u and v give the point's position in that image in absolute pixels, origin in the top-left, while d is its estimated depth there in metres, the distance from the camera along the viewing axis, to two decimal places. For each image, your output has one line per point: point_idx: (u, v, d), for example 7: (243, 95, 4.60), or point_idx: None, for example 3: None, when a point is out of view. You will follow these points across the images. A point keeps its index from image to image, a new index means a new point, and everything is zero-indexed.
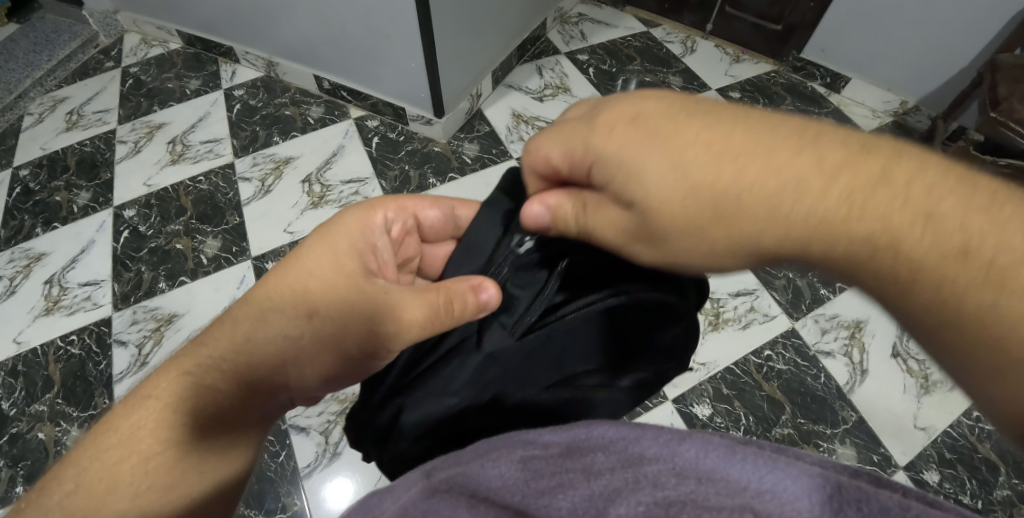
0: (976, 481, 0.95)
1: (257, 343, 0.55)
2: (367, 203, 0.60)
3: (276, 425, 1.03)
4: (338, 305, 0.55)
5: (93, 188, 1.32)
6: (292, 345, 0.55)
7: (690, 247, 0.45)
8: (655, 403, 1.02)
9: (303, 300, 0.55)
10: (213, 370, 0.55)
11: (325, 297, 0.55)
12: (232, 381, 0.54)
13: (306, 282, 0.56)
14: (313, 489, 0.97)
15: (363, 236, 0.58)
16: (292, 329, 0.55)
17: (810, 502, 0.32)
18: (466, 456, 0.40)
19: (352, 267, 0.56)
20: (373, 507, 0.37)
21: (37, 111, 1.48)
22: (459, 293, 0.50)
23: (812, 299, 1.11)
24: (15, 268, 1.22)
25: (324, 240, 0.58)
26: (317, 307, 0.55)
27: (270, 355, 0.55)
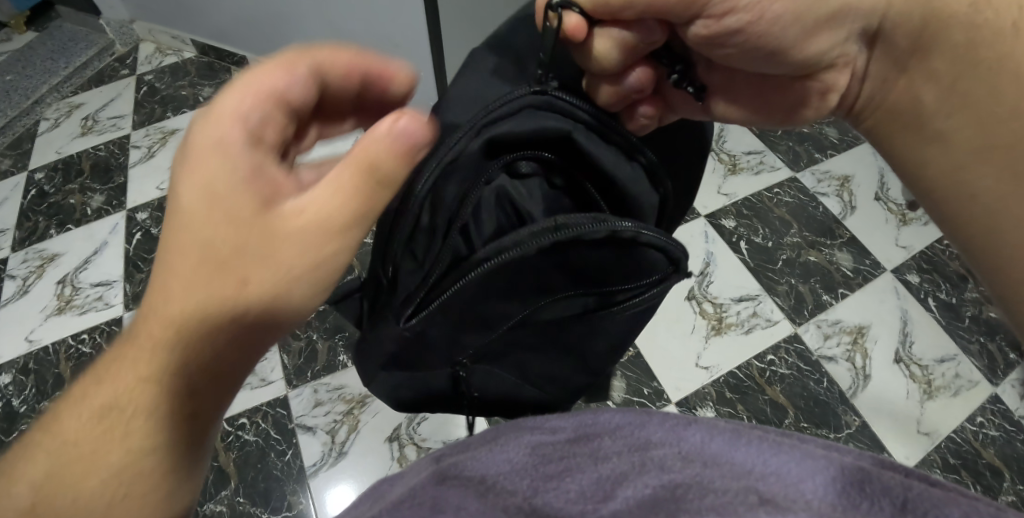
0: (980, 487, 0.96)
1: (136, 341, 0.39)
2: (209, 104, 0.40)
3: (284, 423, 1.04)
4: (228, 258, 0.38)
5: (107, 191, 1.35)
6: (186, 331, 0.39)
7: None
8: (658, 406, 1.03)
9: (180, 264, 0.39)
10: (111, 380, 0.40)
11: (197, 246, 0.38)
12: (153, 393, 0.39)
13: (193, 222, 0.38)
14: (318, 488, 0.98)
15: (226, 152, 0.39)
16: (174, 294, 0.39)
17: (814, 484, 0.31)
18: (477, 442, 0.41)
19: (229, 201, 0.39)
20: (385, 490, 0.39)
21: (53, 116, 1.51)
22: (372, 141, 0.39)
23: (815, 305, 1.12)
24: (29, 268, 1.24)
25: (180, 170, 0.39)
26: (199, 266, 0.38)
27: (171, 349, 0.39)
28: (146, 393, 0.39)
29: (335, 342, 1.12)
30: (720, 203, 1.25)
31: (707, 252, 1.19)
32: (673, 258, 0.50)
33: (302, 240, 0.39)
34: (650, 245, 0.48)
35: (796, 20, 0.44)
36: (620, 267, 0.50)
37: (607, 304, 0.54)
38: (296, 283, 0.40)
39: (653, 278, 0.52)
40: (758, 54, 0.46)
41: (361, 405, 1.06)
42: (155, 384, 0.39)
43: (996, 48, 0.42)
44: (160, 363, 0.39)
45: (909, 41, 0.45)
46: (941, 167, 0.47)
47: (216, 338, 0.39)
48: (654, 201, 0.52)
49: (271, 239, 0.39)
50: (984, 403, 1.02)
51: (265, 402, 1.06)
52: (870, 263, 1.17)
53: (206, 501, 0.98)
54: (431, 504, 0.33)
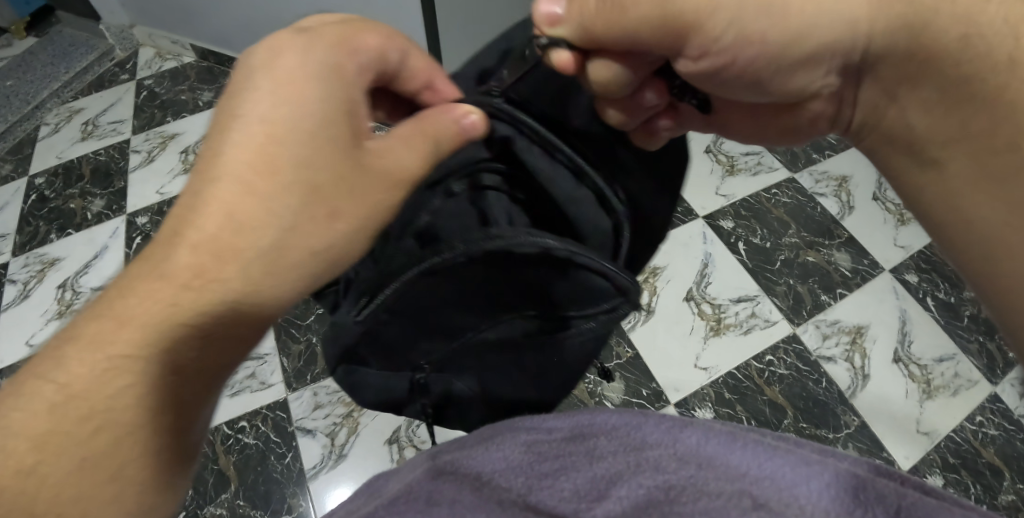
0: (979, 486, 0.96)
1: (195, 245, 0.39)
2: (306, 33, 0.43)
3: (283, 426, 1.04)
4: (312, 189, 0.41)
5: (107, 195, 1.35)
6: (253, 252, 0.40)
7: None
8: (657, 407, 1.03)
9: (264, 179, 0.40)
10: (161, 283, 0.39)
11: (275, 176, 0.40)
12: (207, 322, 0.40)
13: (285, 150, 0.40)
14: (318, 490, 0.98)
15: (332, 89, 0.42)
16: (243, 221, 0.40)
17: (809, 489, 0.31)
18: (473, 440, 0.41)
19: (324, 134, 0.41)
20: (380, 485, 0.39)
21: (54, 121, 1.52)
22: (440, 117, 0.44)
23: (813, 306, 1.12)
24: (30, 272, 1.25)
25: (268, 83, 0.41)
26: (282, 189, 0.40)
27: (236, 277, 0.40)
28: (200, 323, 0.40)
29: None
30: (717, 204, 1.25)
31: (706, 252, 1.19)
32: (621, 288, 0.48)
33: (380, 184, 0.44)
34: (588, 272, 0.47)
35: (771, 62, 0.46)
36: (565, 289, 0.50)
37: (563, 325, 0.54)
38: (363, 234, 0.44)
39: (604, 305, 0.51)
40: (745, 87, 0.49)
41: (361, 408, 1.06)
42: (211, 305, 0.40)
43: (991, 82, 0.41)
44: (206, 287, 0.39)
45: (893, 73, 0.45)
46: (936, 191, 0.47)
47: (278, 269, 0.41)
48: (603, 228, 0.52)
49: (359, 186, 0.43)
50: (984, 402, 1.02)
51: (265, 405, 1.06)
52: (868, 263, 1.17)
53: (206, 504, 0.98)
54: (427, 499, 0.34)
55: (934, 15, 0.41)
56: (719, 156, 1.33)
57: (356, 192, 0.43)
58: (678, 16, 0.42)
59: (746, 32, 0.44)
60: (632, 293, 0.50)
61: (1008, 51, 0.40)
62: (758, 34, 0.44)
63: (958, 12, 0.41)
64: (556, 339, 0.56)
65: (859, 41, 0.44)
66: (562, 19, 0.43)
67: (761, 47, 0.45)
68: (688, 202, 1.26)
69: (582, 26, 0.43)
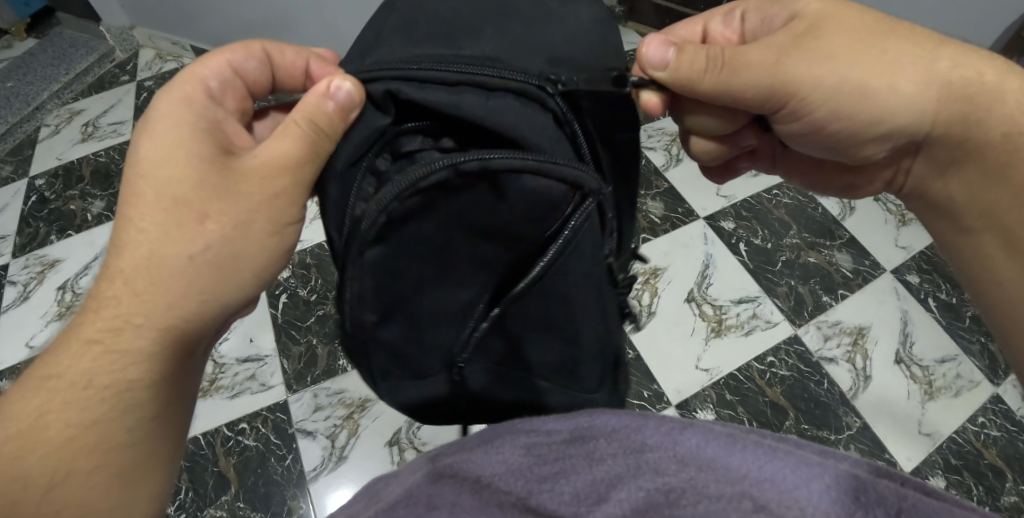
0: (982, 487, 0.96)
1: (123, 272, 0.46)
2: (175, 78, 0.49)
3: (283, 429, 1.04)
4: (180, 200, 0.46)
5: (108, 197, 1.35)
6: (150, 264, 0.46)
7: (849, 67, 0.50)
8: (658, 408, 1.02)
9: (148, 204, 0.46)
10: (94, 309, 0.46)
11: (159, 199, 0.46)
12: (124, 330, 0.46)
13: (163, 170, 0.46)
14: (319, 492, 0.98)
15: (188, 119, 0.47)
16: (145, 248, 0.46)
17: (810, 491, 0.31)
18: (472, 443, 0.41)
19: (190, 155, 0.46)
20: (380, 489, 0.39)
21: (54, 123, 1.52)
22: (302, 112, 0.46)
23: (814, 307, 1.12)
24: (30, 274, 1.25)
25: (145, 131, 0.47)
26: (166, 204, 0.46)
27: (142, 291, 0.46)
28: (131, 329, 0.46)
29: (335, 347, 1.12)
30: (718, 205, 1.25)
31: (706, 253, 1.19)
32: (570, 184, 0.46)
33: (257, 177, 0.47)
34: (534, 173, 0.44)
35: (852, 136, 0.54)
36: (524, 218, 0.47)
37: (551, 273, 0.51)
38: (249, 222, 0.47)
39: (575, 218, 0.48)
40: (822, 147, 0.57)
41: (362, 410, 1.06)
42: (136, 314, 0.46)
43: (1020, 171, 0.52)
44: (130, 304, 0.46)
45: (949, 153, 0.55)
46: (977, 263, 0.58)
47: (171, 274, 0.46)
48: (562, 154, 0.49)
49: (229, 185, 0.46)
50: (986, 403, 1.02)
51: (265, 407, 1.06)
52: (870, 264, 1.17)
53: (206, 506, 0.98)
54: (427, 502, 0.34)
55: (986, 114, 0.52)
56: None
57: (240, 191, 0.47)
58: (782, 86, 0.50)
59: (837, 111, 0.52)
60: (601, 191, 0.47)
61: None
62: (848, 115, 0.52)
63: (1005, 114, 0.52)
64: (554, 295, 0.53)
65: (928, 124, 0.53)
66: (671, 63, 0.50)
67: (848, 123, 0.53)
68: (689, 203, 1.26)
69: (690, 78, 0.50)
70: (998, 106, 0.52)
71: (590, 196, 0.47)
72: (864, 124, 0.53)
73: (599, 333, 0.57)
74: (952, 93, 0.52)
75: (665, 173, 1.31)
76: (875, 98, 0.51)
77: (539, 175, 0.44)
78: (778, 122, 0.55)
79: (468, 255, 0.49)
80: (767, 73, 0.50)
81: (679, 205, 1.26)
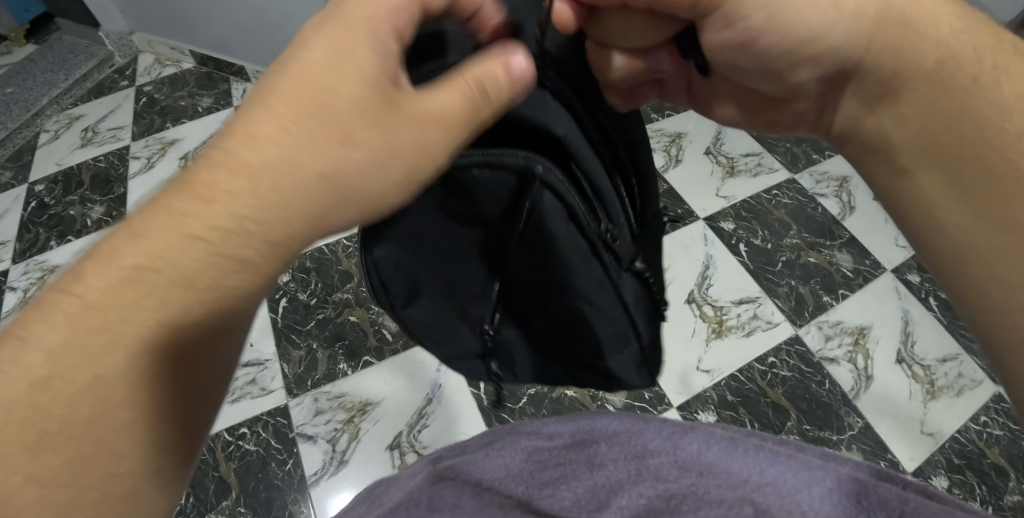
0: (985, 487, 0.95)
1: (223, 171, 0.37)
2: None
3: (284, 433, 1.04)
4: (333, 119, 0.38)
5: (107, 202, 1.35)
6: (273, 176, 0.37)
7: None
8: (660, 410, 1.02)
9: (299, 104, 0.37)
10: (192, 214, 0.37)
11: (318, 109, 0.38)
12: (231, 236, 0.37)
13: (328, 76, 0.38)
14: (319, 497, 0.98)
15: (366, 28, 0.38)
16: (280, 158, 0.37)
17: (811, 495, 0.31)
18: (474, 445, 0.41)
19: (358, 69, 0.38)
20: (381, 493, 0.39)
21: (54, 128, 1.52)
22: (486, 64, 0.39)
23: (815, 307, 1.12)
24: (30, 279, 1.24)
25: (322, 25, 0.39)
26: (320, 121, 0.38)
27: (262, 205, 0.37)
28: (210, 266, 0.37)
29: (335, 351, 1.12)
30: (718, 206, 1.25)
31: (706, 254, 1.18)
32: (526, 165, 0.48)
33: (425, 124, 0.40)
34: (504, 165, 0.48)
35: (784, 55, 0.45)
36: (490, 201, 0.50)
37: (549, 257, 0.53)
38: (386, 168, 0.40)
39: (525, 202, 0.49)
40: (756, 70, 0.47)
41: (362, 413, 1.06)
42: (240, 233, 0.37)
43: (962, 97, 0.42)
44: (235, 205, 0.36)
45: (877, 86, 0.45)
46: (916, 217, 0.45)
47: (294, 201, 0.37)
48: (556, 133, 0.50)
49: (387, 120, 0.39)
50: (989, 402, 1.02)
51: (265, 412, 1.06)
52: (870, 263, 1.16)
53: (206, 512, 0.97)
54: (428, 505, 0.33)
55: (919, 39, 0.43)
56: (717, 158, 1.33)
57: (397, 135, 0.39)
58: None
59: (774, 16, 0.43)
60: (568, 196, 0.49)
61: (972, 73, 0.42)
62: (785, 26, 0.43)
63: (938, 40, 0.43)
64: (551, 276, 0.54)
65: (858, 49, 0.44)
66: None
67: (783, 39, 0.44)
68: (689, 204, 1.26)
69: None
70: (939, 25, 0.43)
71: (536, 180, 0.48)
72: (795, 46, 0.44)
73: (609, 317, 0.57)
74: (888, 19, 0.43)
75: (664, 174, 1.31)
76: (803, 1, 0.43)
77: (494, 167, 0.48)
78: (706, 30, 0.45)
79: (465, 241, 0.54)
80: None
81: (678, 206, 1.26)
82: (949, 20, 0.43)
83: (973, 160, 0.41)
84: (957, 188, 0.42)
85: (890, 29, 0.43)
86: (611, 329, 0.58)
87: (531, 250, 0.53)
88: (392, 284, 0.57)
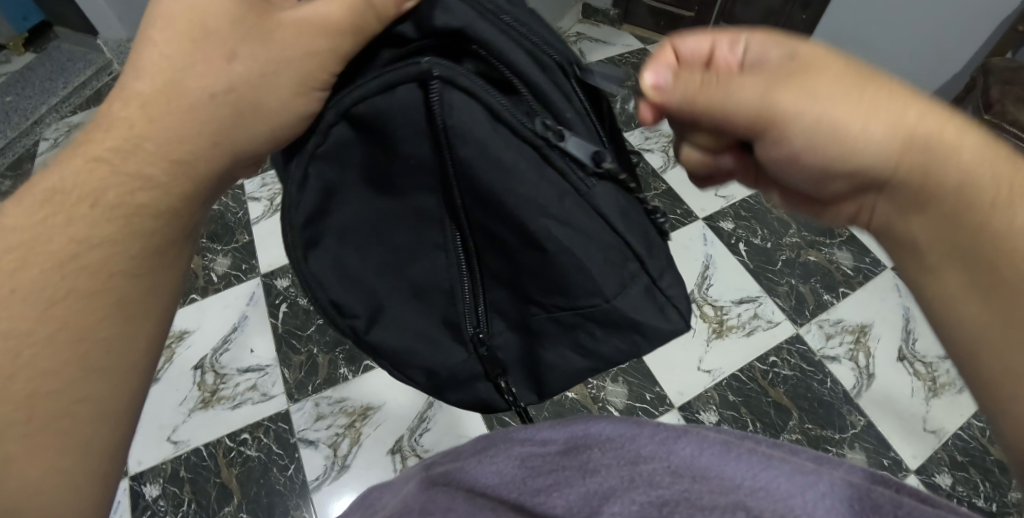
0: (989, 484, 0.95)
1: (131, 98, 0.39)
2: None
3: (286, 438, 1.04)
4: (209, 33, 0.39)
5: None
6: (161, 90, 0.39)
7: (842, 109, 0.40)
8: (661, 411, 1.01)
9: (173, 27, 0.39)
10: (103, 131, 0.40)
11: (189, 32, 0.39)
12: (134, 153, 0.39)
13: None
14: (322, 502, 0.98)
15: None
16: (170, 89, 0.39)
17: (804, 500, 0.31)
18: (468, 452, 0.41)
19: None
20: (376, 500, 0.38)
21: (53, 136, 1.52)
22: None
23: (816, 305, 1.12)
24: None
25: None
26: (194, 46, 0.39)
27: (154, 121, 0.39)
28: (114, 183, 0.39)
29: (335, 355, 1.12)
30: (717, 206, 1.25)
31: (706, 254, 1.18)
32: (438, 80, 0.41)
33: (293, 34, 0.39)
34: (393, 86, 0.41)
35: (822, 170, 0.44)
36: (411, 135, 0.44)
37: (485, 179, 0.45)
38: (274, 75, 0.40)
39: (437, 104, 0.42)
40: (795, 177, 0.46)
41: (364, 418, 1.06)
42: (144, 149, 0.39)
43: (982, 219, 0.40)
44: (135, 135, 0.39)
45: (909, 198, 0.43)
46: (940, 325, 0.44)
47: (189, 123, 0.39)
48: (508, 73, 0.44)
49: (266, 32, 0.40)
50: None
51: (266, 417, 1.06)
52: (871, 260, 1.17)
53: None
54: (420, 510, 0.33)
55: (943, 161, 0.41)
56: None
57: (276, 44, 0.39)
58: None
59: (812, 144, 0.42)
60: (479, 91, 0.42)
61: (989, 196, 0.40)
62: (819, 149, 0.42)
63: (959, 169, 0.41)
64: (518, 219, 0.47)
65: (890, 165, 0.42)
66: (665, 87, 0.42)
67: (818, 155, 0.43)
68: (688, 204, 1.26)
69: (686, 98, 0.42)
70: (960, 151, 0.41)
71: (435, 79, 0.41)
72: (830, 162, 0.43)
73: (596, 238, 0.46)
74: (906, 123, 0.40)
75: (664, 174, 1.31)
76: (834, 130, 0.41)
77: (392, 87, 0.41)
78: (762, 149, 0.45)
79: (410, 207, 0.49)
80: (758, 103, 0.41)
81: (677, 206, 1.26)
82: (972, 145, 0.41)
83: (988, 269, 0.40)
84: (981, 299, 0.40)
85: (916, 154, 0.41)
86: (598, 254, 0.47)
87: (478, 203, 0.47)
88: (349, 307, 0.54)
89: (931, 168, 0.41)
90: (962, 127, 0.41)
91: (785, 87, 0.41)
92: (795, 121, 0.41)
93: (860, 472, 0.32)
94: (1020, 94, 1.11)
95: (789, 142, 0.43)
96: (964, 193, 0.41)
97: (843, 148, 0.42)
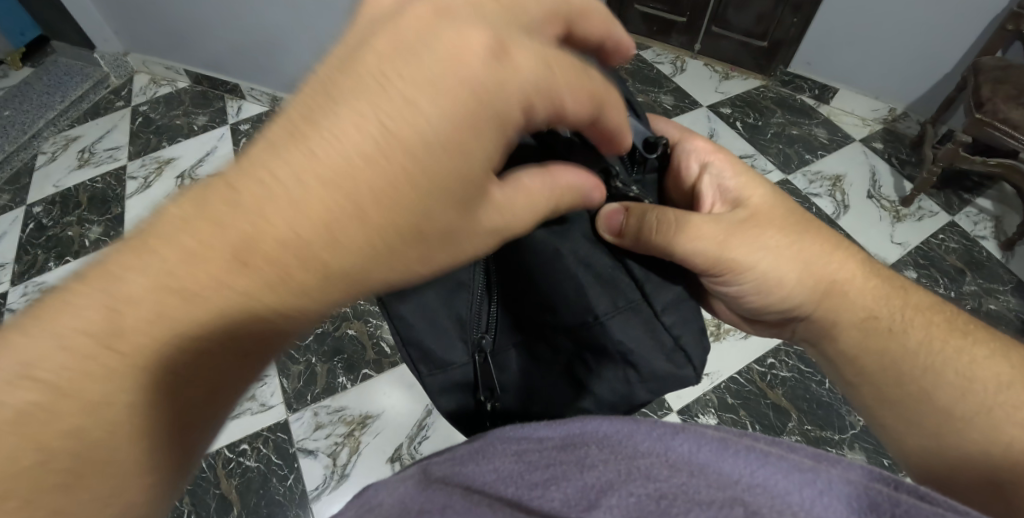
0: None
1: (287, 247, 0.32)
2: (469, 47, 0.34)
3: (285, 448, 1.04)
4: (413, 219, 0.35)
5: (104, 222, 1.36)
6: (350, 215, 0.33)
7: (774, 254, 0.53)
8: (661, 415, 1.01)
9: (375, 192, 0.33)
10: (251, 232, 0.32)
11: (392, 215, 0.34)
12: (280, 319, 0.34)
13: (418, 165, 0.34)
14: (320, 512, 0.97)
15: (474, 119, 0.35)
16: (352, 264, 0.34)
17: (801, 497, 0.31)
18: (464, 452, 0.40)
19: (456, 166, 0.35)
20: (370, 495, 0.38)
21: (50, 150, 1.52)
22: (570, 179, 0.44)
23: None
24: (28, 300, 1.23)
25: (426, 100, 0.34)
26: (393, 222, 0.35)
27: (308, 285, 0.34)
28: (247, 342, 0.34)
29: (333, 365, 1.12)
30: None
31: None
32: None
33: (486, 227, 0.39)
34: None
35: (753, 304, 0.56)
36: None
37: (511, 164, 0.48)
38: (449, 244, 0.38)
39: None
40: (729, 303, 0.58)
41: (362, 426, 1.06)
42: (298, 269, 0.33)
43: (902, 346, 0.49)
44: (275, 292, 0.33)
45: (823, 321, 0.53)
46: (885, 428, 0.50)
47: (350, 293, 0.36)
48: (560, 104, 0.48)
49: (465, 215, 0.37)
50: None
51: (265, 427, 1.06)
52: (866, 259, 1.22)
53: None
54: (419, 510, 0.33)
55: (850, 290, 0.52)
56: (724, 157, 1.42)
57: (466, 234, 0.38)
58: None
59: (763, 278, 0.53)
60: None
61: (887, 324, 0.50)
62: (763, 293, 0.54)
63: (864, 311, 0.51)
64: None
65: (813, 298, 0.53)
66: (622, 226, 0.49)
67: (758, 285, 0.54)
68: None
69: (644, 240, 0.48)
70: (866, 292, 0.52)
71: None
72: (762, 297, 0.55)
73: (579, 261, 0.50)
74: (813, 260, 0.53)
75: None
76: (775, 275, 0.53)
77: None
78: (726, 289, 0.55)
79: None
80: (718, 246, 0.52)
81: None
82: (876, 289, 0.52)
83: (922, 395, 0.48)
84: (909, 414, 0.48)
85: (831, 292, 0.52)
86: (580, 284, 0.49)
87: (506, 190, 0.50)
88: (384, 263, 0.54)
89: (840, 293, 0.52)
90: (863, 266, 0.53)
91: (739, 240, 0.52)
92: (749, 263, 0.52)
93: (863, 467, 0.32)
94: (1012, 91, 1.11)
95: (747, 276, 0.53)
96: (864, 305, 0.52)
97: (783, 279, 0.53)
